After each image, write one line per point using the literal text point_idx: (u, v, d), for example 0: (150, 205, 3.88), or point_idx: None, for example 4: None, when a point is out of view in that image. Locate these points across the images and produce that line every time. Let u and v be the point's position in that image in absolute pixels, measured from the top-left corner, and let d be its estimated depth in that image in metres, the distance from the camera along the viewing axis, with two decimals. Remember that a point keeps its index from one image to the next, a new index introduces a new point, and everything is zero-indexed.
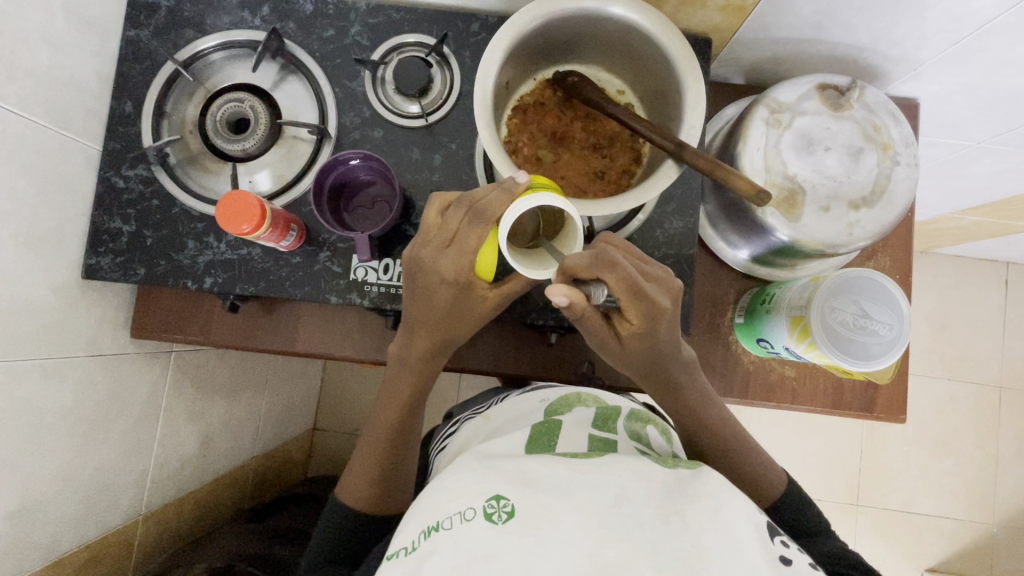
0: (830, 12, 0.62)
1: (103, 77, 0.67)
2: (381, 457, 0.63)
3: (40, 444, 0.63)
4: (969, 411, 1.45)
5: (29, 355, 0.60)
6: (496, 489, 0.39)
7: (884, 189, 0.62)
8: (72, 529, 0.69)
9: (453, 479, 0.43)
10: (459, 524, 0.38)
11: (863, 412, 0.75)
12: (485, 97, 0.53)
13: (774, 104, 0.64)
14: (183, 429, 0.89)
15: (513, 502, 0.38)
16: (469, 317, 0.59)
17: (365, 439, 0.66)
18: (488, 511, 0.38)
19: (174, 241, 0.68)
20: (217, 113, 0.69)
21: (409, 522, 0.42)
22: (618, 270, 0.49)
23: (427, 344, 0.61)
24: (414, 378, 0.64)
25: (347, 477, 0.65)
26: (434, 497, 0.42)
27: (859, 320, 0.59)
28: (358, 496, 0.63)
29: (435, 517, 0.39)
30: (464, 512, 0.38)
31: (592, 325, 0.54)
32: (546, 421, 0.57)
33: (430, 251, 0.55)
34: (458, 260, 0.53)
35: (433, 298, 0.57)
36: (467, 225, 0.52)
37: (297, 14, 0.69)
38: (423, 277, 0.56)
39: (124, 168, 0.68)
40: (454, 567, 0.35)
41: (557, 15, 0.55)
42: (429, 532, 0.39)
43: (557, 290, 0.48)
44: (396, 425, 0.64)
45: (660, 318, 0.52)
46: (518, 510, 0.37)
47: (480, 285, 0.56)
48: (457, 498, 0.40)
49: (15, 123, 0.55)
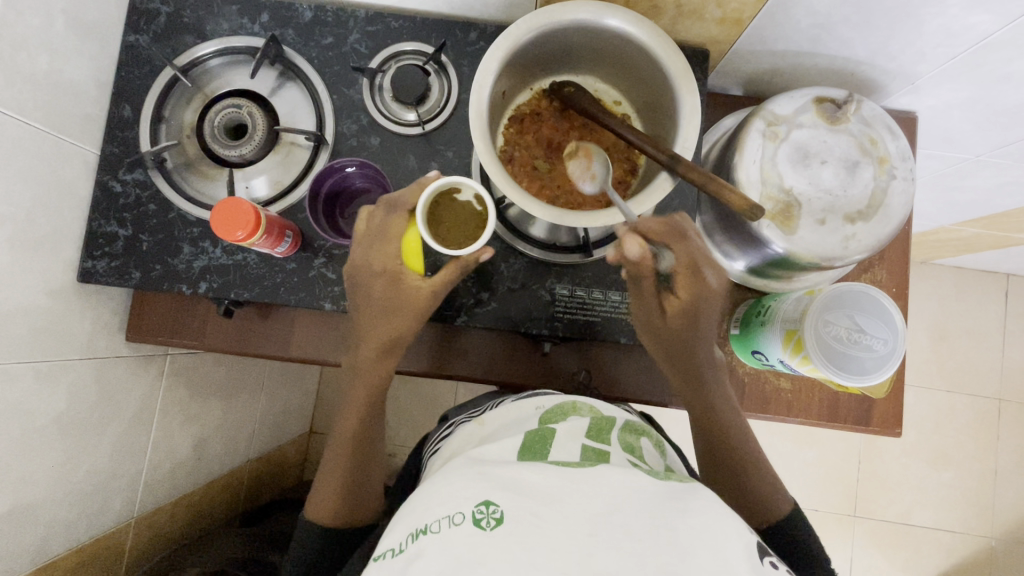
0: (827, 26, 0.62)
1: (103, 82, 0.67)
2: (344, 462, 0.62)
3: (33, 445, 0.63)
4: (968, 423, 1.44)
5: (22, 358, 0.60)
6: (486, 494, 0.39)
7: (881, 204, 0.62)
8: (62, 532, 0.69)
9: (443, 483, 0.42)
10: (447, 528, 0.37)
11: (858, 425, 0.74)
12: (480, 107, 0.53)
13: (770, 116, 0.64)
14: (177, 432, 0.89)
15: (502, 508, 0.37)
16: (408, 315, 0.60)
17: (330, 451, 0.64)
18: (477, 516, 0.37)
19: (170, 245, 0.68)
20: (214, 119, 0.68)
21: (398, 524, 0.41)
22: (687, 243, 0.59)
23: (376, 342, 0.62)
24: (368, 381, 0.63)
25: (315, 489, 0.63)
26: (424, 500, 0.41)
27: (853, 334, 0.58)
28: (326, 506, 0.61)
29: (423, 520, 0.39)
30: (453, 517, 0.38)
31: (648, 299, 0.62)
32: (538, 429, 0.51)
33: (360, 250, 0.60)
34: (385, 251, 0.59)
35: (370, 294, 0.60)
36: (385, 218, 0.59)
37: (296, 21, 0.69)
38: (359, 276, 0.60)
39: (121, 172, 0.68)
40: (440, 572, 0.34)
41: (554, 26, 0.55)
42: (417, 535, 0.38)
43: (631, 241, 0.57)
44: (356, 429, 0.63)
45: (706, 297, 0.61)
46: (507, 516, 0.36)
47: (410, 275, 0.60)
48: (446, 503, 0.39)
49: (13, 127, 0.56)
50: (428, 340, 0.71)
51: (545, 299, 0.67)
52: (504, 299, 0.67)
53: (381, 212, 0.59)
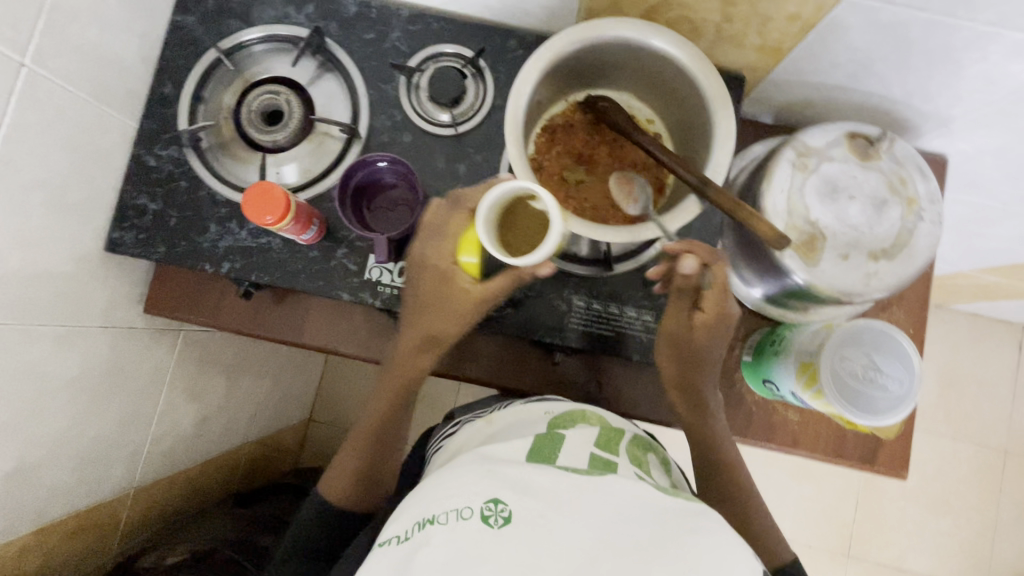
0: (866, 63, 0.63)
1: (148, 58, 0.69)
2: (366, 444, 0.63)
3: (45, 407, 0.64)
4: (971, 472, 1.42)
5: (44, 320, 0.61)
6: (495, 492, 0.38)
7: (905, 244, 0.62)
8: (63, 496, 0.70)
9: (451, 475, 0.42)
10: (455, 521, 0.37)
11: (863, 464, 0.74)
12: (516, 114, 0.54)
13: (802, 147, 0.64)
14: (182, 408, 0.90)
15: (511, 508, 0.37)
16: (454, 314, 0.61)
17: (353, 433, 0.65)
18: (485, 513, 0.37)
19: (197, 223, 0.69)
20: (252, 102, 0.69)
21: (405, 511, 0.41)
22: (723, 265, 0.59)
23: (418, 335, 0.62)
24: (402, 372, 0.63)
25: (330, 467, 0.64)
26: (431, 490, 0.41)
27: (869, 373, 0.58)
28: (340, 485, 0.62)
29: (430, 510, 0.39)
30: (461, 511, 0.37)
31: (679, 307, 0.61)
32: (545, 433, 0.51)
33: (420, 241, 0.61)
34: (442, 245, 0.59)
35: (420, 286, 0.62)
36: (447, 213, 0.60)
37: (340, 14, 0.70)
38: (415, 268, 0.62)
39: (156, 148, 0.69)
40: (446, 563, 0.35)
41: (597, 40, 0.56)
42: (423, 525, 0.38)
43: (694, 257, 0.58)
44: (383, 416, 0.63)
45: (724, 320, 0.61)
46: (516, 516, 0.36)
47: (464, 277, 0.60)
48: (456, 495, 0.39)
49: (58, 95, 0.57)
50: None
51: (562, 309, 0.68)
52: (520, 306, 0.67)
53: (447, 206, 0.60)
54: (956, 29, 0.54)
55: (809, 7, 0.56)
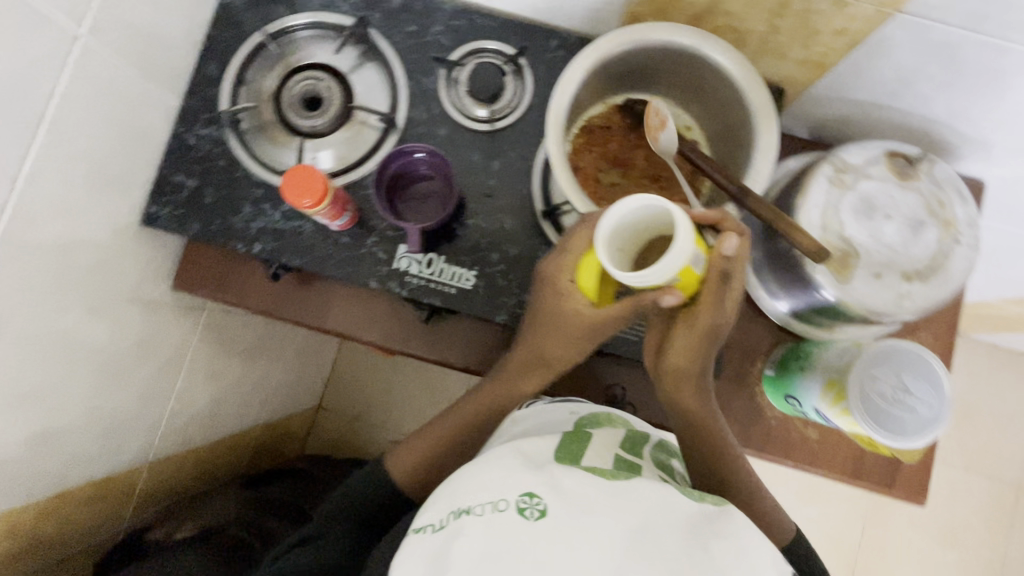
0: (910, 82, 0.62)
1: (195, 38, 0.70)
2: (445, 439, 0.60)
3: (74, 374, 0.65)
4: (983, 506, 1.40)
5: (79, 288, 0.62)
6: (530, 486, 0.39)
7: (940, 267, 0.61)
8: (84, 463, 0.71)
9: (484, 468, 0.42)
10: (491, 513, 0.37)
11: (881, 487, 0.73)
12: (558, 112, 0.54)
13: (840, 163, 0.64)
14: (200, 385, 0.91)
15: (546, 502, 0.37)
16: (584, 335, 0.56)
17: (441, 416, 0.62)
18: (520, 506, 0.37)
19: (232, 203, 0.69)
20: (294, 86, 0.70)
21: (439, 500, 0.42)
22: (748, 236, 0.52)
23: (531, 352, 0.60)
24: (505, 385, 0.61)
25: (399, 451, 0.61)
26: (465, 480, 0.42)
27: (898, 393, 0.57)
28: (404, 471, 0.59)
29: (465, 501, 0.39)
30: (496, 503, 0.38)
31: (717, 301, 0.51)
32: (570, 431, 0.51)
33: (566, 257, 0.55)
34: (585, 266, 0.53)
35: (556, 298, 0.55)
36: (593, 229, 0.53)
37: (385, 6, 0.71)
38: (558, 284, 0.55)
39: (197, 127, 0.70)
40: (482, 554, 0.35)
41: (644, 44, 0.56)
42: (459, 514, 0.39)
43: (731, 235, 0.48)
44: (472, 420, 0.60)
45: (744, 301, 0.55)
46: (551, 511, 0.36)
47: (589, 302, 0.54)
48: (491, 487, 0.39)
49: (109, 69, 0.58)
50: (465, 334, 0.72)
51: None
52: None
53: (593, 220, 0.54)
54: (1008, 52, 0.54)
55: (859, 22, 0.55)
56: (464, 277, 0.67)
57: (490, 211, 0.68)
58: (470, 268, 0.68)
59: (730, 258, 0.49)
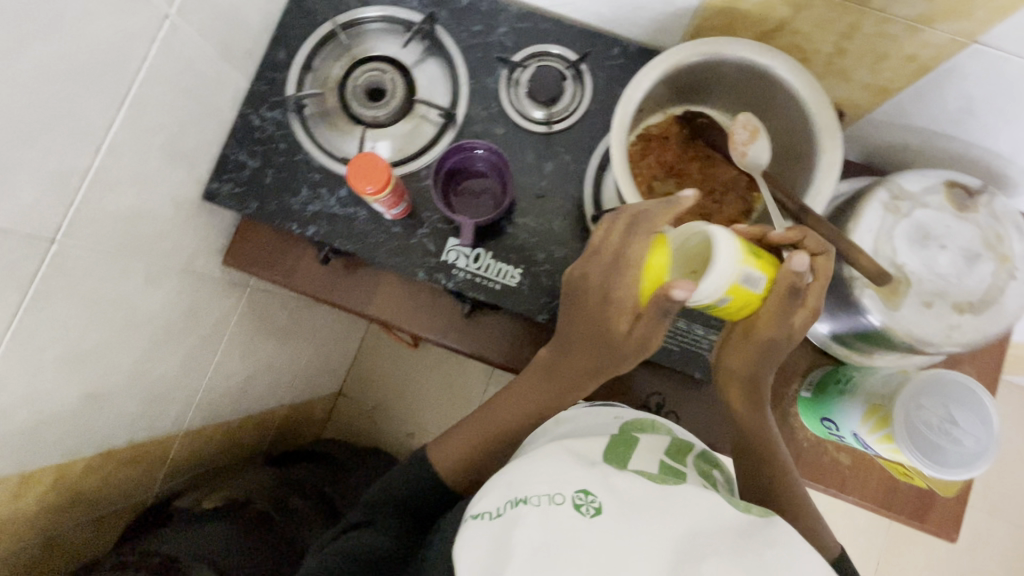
0: (976, 113, 0.61)
1: (268, 24, 0.72)
2: (485, 434, 0.60)
3: (128, 338, 0.67)
4: (1005, 554, 1.36)
5: (142, 256, 0.64)
6: (585, 483, 0.40)
7: (994, 301, 0.61)
8: (127, 426, 0.73)
9: (538, 462, 0.43)
10: (548, 505, 0.38)
11: (911, 520, 0.72)
12: (623, 119, 0.55)
13: (896, 190, 0.63)
14: (236, 360, 0.93)
15: (601, 500, 0.38)
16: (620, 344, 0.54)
17: (476, 416, 0.62)
18: (577, 502, 0.38)
19: (290, 185, 0.71)
20: (359, 77, 0.72)
21: (494, 489, 0.43)
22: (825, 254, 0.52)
23: (585, 366, 0.57)
24: (547, 391, 0.59)
25: (442, 439, 0.62)
26: (520, 473, 0.43)
27: (944, 425, 0.57)
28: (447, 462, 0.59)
29: (522, 491, 0.40)
30: (553, 496, 0.39)
31: (783, 315, 0.52)
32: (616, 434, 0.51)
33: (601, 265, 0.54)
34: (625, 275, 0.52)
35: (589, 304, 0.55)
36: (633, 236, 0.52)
37: (452, 4, 0.73)
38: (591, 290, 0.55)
39: (262, 109, 0.72)
40: (542, 542, 0.36)
41: (714, 58, 0.57)
42: (516, 503, 0.39)
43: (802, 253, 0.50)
44: (514, 420, 0.59)
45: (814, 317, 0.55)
46: (607, 509, 0.37)
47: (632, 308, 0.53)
48: (548, 481, 0.40)
49: (190, 48, 0.61)
50: (504, 332, 0.73)
51: None
52: None
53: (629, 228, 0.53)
54: None
55: (930, 49, 0.55)
56: (510, 274, 0.68)
57: (540, 212, 0.69)
58: (516, 266, 0.69)
59: (798, 275, 0.50)
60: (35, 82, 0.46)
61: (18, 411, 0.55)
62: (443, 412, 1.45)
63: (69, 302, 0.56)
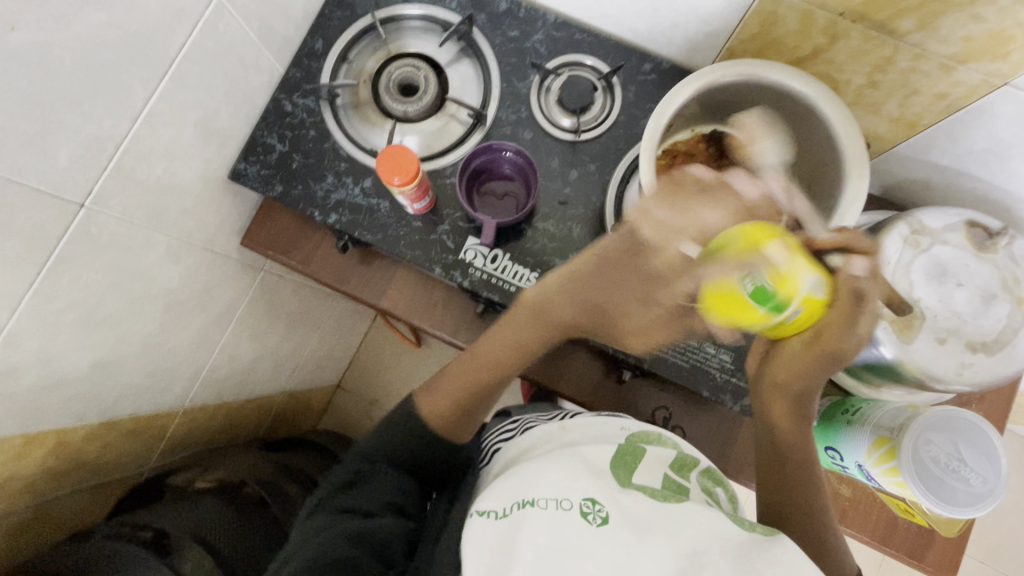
0: (1002, 155, 0.62)
1: (308, 13, 0.74)
2: (477, 378, 0.63)
3: (143, 310, 0.67)
4: None
5: (165, 231, 0.65)
6: (593, 492, 0.39)
7: (1007, 343, 0.61)
8: (131, 398, 0.73)
9: (547, 467, 0.43)
10: (555, 509, 0.38)
11: (911, 558, 0.71)
12: (653, 133, 0.56)
13: (916, 224, 0.63)
14: (243, 341, 0.94)
15: (608, 510, 0.38)
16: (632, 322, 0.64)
17: (467, 356, 0.65)
18: (583, 509, 0.38)
19: (317, 171, 0.72)
20: (393, 72, 0.73)
21: (501, 489, 0.43)
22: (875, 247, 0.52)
23: (578, 320, 0.64)
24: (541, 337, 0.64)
25: (429, 384, 0.65)
26: (529, 477, 0.43)
27: (952, 462, 0.58)
28: (437, 407, 0.62)
29: (531, 493, 0.40)
30: (561, 501, 0.39)
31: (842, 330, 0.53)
32: (626, 443, 0.51)
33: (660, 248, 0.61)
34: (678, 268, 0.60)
35: (613, 280, 0.63)
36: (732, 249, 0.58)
37: (490, 8, 0.74)
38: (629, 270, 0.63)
39: (295, 95, 0.73)
40: (546, 546, 0.36)
41: (750, 80, 0.58)
42: (523, 505, 0.39)
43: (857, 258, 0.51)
44: (504, 365, 0.63)
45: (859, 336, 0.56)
46: (614, 519, 0.37)
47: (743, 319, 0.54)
48: (556, 486, 0.40)
49: (233, 29, 0.62)
50: None
51: None
52: None
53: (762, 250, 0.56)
54: None
55: (962, 88, 0.56)
56: (526, 278, 0.69)
57: (561, 218, 0.70)
58: (532, 270, 0.69)
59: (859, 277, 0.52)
60: (86, 49, 0.47)
61: (30, 371, 0.56)
62: None
63: (90, 267, 0.56)
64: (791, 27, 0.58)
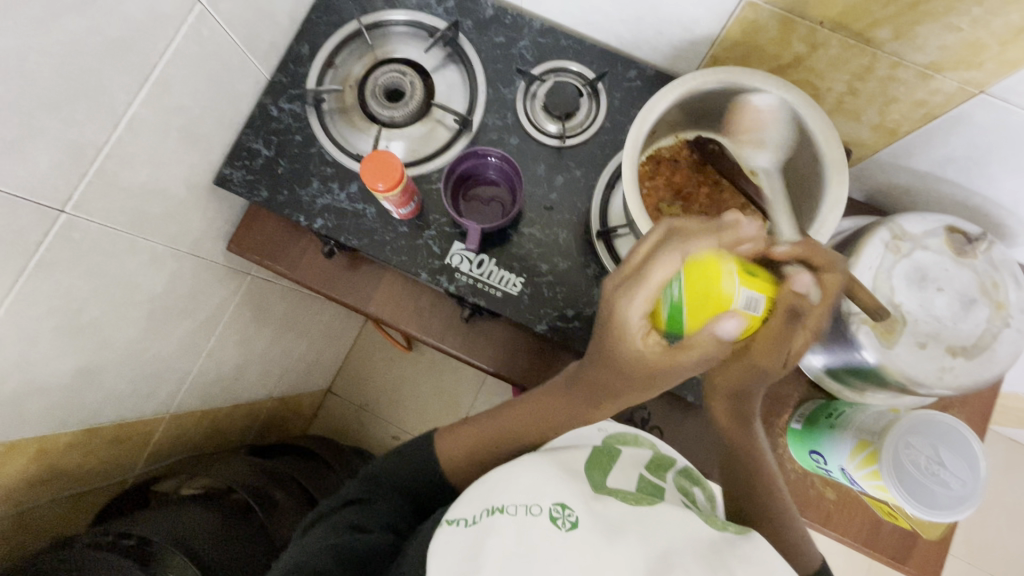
0: (979, 161, 0.63)
1: (295, 19, 0.74)
2: (486, 438, 0.60)
3: (126, 316, 0.66)
4: None
5: (148, 236, 0.64)
6: (563, 497, 0.40)
7: (986, 347, 0.61)
8: (114, 404, 0.72)
9: (519, 473, 0.44)
10: (524, 515, 0.38)
11: (894, 561, 0.71)
12: (636, 139, 0.56)
13: (898, 230, 0.64)
14: (229, 347, 0.93)
15: (578, 514, 0.38)
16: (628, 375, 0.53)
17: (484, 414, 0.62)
18: (553, 515, 0.38)
19: (302, 177, 0.72)
20: (379, 78, 0.73)
21: (472, 496, 0.43)
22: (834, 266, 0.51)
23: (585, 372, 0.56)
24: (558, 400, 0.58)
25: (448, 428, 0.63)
26: (500, 482, 0.43)
27: (932, 465, 0.58)
28: (449, 456, 0.60)
29: (500, 500, 0.40)
30: (530, 507, 0.39)
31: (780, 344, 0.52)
32: (603, 446, 0.52)
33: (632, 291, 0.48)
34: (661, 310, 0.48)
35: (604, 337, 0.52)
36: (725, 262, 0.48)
37: (476, 14, 0.74)
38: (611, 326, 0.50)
39: (281, 100, 0.73)
40: (514, 553, 0.36)
41: (733, 88, 0.58)
42: (493, 512, 0.40)
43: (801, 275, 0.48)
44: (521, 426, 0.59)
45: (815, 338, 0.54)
46: (583, 523, 0.37)
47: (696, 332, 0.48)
48: (525, 492, 0.41)
49: (218, 34, 0.62)
50: (502, 340, 0.74)
51: None
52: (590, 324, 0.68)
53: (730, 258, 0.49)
54: None
55: (940, 96, 0.57)
56: (512, 283, 0.69)
57: (546, 223, 0.70)
58: (518, 275, 0.69)
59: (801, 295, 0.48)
60: (66, 54, 0.47)
61: (9, 378, 0.55)
62: (430, 417, 1.44)
63: (70, 273, 0.56)
64: (772, 35, 0.59)
